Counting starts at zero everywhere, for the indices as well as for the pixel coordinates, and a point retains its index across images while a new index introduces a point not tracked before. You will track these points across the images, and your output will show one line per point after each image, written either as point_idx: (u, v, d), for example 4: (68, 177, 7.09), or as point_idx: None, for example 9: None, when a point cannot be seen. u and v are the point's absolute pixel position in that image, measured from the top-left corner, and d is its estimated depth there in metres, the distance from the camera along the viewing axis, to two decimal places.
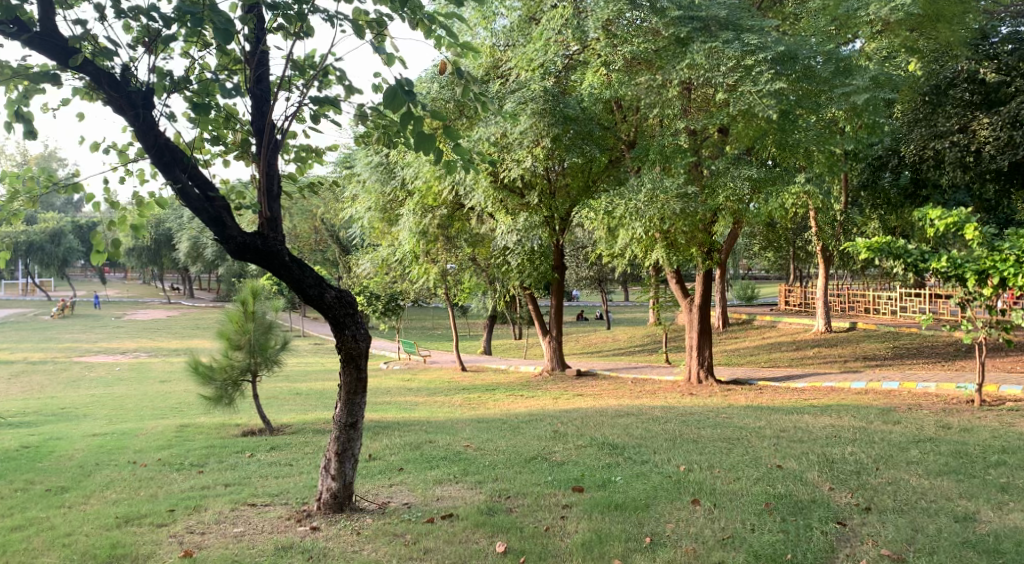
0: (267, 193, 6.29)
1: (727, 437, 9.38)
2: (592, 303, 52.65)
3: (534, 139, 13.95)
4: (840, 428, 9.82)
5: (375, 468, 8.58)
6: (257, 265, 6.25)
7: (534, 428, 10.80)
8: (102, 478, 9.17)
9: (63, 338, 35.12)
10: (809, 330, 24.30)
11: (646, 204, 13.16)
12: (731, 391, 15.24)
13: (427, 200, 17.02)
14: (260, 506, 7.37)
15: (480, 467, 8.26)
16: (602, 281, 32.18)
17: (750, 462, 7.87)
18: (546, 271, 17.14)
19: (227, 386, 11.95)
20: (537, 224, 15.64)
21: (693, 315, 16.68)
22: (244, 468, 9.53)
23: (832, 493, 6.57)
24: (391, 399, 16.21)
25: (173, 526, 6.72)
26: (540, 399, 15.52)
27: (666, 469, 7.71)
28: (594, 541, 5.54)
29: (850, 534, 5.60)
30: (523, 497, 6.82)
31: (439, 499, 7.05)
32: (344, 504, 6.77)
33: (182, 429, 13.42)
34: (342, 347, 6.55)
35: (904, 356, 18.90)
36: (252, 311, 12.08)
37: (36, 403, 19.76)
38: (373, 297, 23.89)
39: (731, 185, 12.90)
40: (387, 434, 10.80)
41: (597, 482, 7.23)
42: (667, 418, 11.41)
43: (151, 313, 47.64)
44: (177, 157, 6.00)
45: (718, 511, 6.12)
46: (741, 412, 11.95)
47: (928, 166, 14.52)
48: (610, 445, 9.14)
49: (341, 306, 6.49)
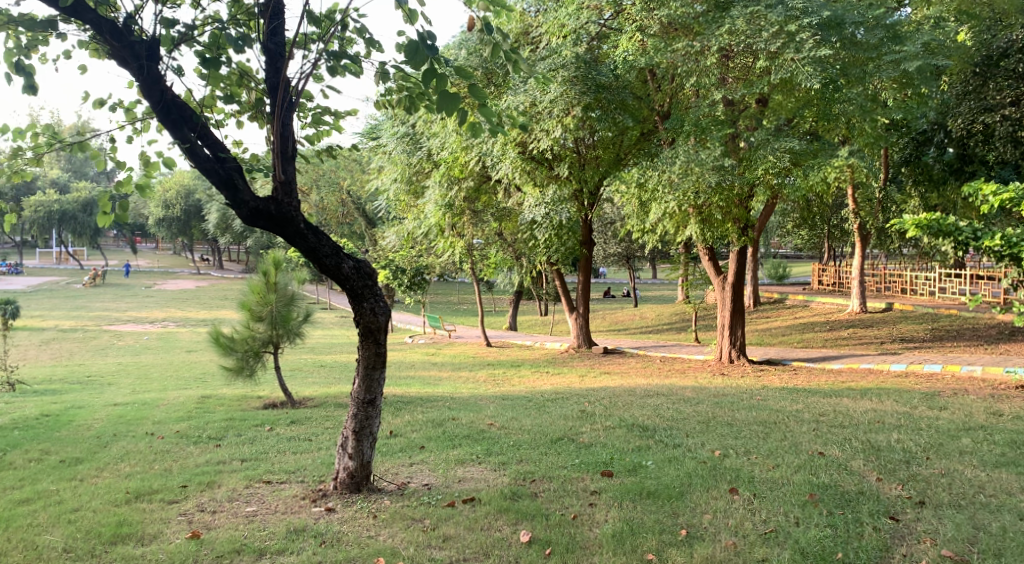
0: (281, 155, 5.94)
1: (763, 421, 8.97)
2: (619, 281, 52.14)
3: (565, 108, 13.46)
4: (883, 413, 9.38)
5: (394, 446, 8.27)
6: (270, 232, 5.91)
7: (560, 407, 10.46)
8: (118, 450, 8.93)
9: (92, 306, 35.31)
10: (843, 310, 23.71)
11: (680, 176, 12.74)
12: (764, 372, 14.81)
13: (454, 171, 16.56)
14: (275, 484, 7.09)
15: (504, 447, 7.92)
16: (630, 258, 31.67)
17: (790, 448, 7.49)
18: (574, 247, 16.70)
19: (248, 357, 11.70)
20: (566, 197, 15.20)
21: (725, 293, 16.19)
22: (263, 443, 9.26)
23: (880, 484, 6.16)
24: (415, 374, 15.96)
25: (184, 503, 6.43)
26: (565, 377, 15.16)
27: (700, 454, 7.32)
28: (626, 532, 5.17)
29: (904, 530, 5.18)
30: (550, 481, 6.47)
31: (461, 482, 6.71)
32: (362, 484, 6.46)
33: (203, 400, 13.25)
34: (361, 320, 6.21)
35: (943, 339, 18.32)
36: (274, 283, 11.74)
37: (62, 370, 19.75)
38: (399, 271, 23.58)
39: (770, 158, 12.37)
40: (411, 410, 10.51)
41: (627, 466, 6.87)
42: (699, 398, 11.05)
43: (180, 283, 47.84)
44: (185, 114, 5.66)
45: (758, 502, 5.73)
46: (776, 394, 11.52)
47: (976, 141, 13.87)
48: (640, 427, 8.77)
49: (359, 277, 6.15)
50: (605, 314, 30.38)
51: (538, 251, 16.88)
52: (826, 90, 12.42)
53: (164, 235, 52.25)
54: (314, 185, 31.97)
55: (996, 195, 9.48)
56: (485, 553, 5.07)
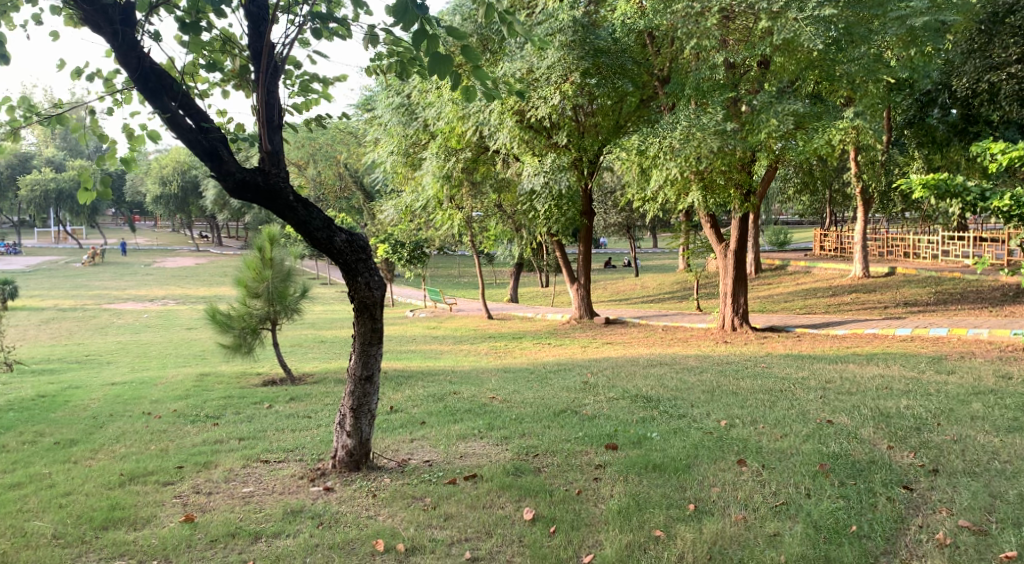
0: (266, 125, 5.73)
1: (770, 389, 8.82)
2: (619, 250, 52.03)
3: (563, 74, 13.29)
4: (890, 379, 9.22)
5: (395, 422, 8.11)
6: (257, 205, 5.71)
7: (563, 379, 10.31)
8: (114, 431, 8.79)
9: (92, 285, 35.12)
10: (845, 276, 23.53)
11: (682, 142, 12.51)
12: (767, 339, 14.67)
13: (451, 142, 16.31)
14: (273, 463, 6.95)
15: (507, 421, 7.76)
16: (631, 227, 31.43)
17: (798, 416, 7.33)
18: (573, 217, 16.44)
19: (246, 333, 11.53)
20: (565, 165, 14.90)
21: (727, 260, 16.00)
22: (261, 420, 9.12)
23: (891, 452, 6.00)
24: (416, 347, 15.82)
25: (179, 484, 6.28)
26: (568, 348, 15.02)
27: (706, 425, 7.17)
28: (633, 507, 5.01)
29: (919, 500, 5.02)
30: (553, 455, 6.32)
31: (462, 458, 6.56)
32: (362, 462, 6.32)
33: (202, 378, 13.12)
34: (355, 295, 6.02)
35: (947, 302, 18.17)
36: (270, 259, 11.52)
37: (61, 349, 19.61)
38: (398, 245, 23.38)
39: (773, 122, 12.15)
40: (411, 385, 10.35)
41: (631, 439, 6.71)
42: (703, 367, 10.91)
43: (180, 261, 47.68)
44: (164, 83, 5.45)
45: (767, 474, 5.56)
46: (781, 361, 11.38)
47: (981, 101, 13.60)
48: (644, 397, 8.61)
49: (352, 251, 5.95)
50: (606, 284, 30.21)
51: (538, 222, 16.64)
52: (831, 50, 12.21)
53: (162, 212, 51.98)
54: (310, 159, 31.85)
55: (1005, 153, 9.16)
56: (488, 532, 4.92)
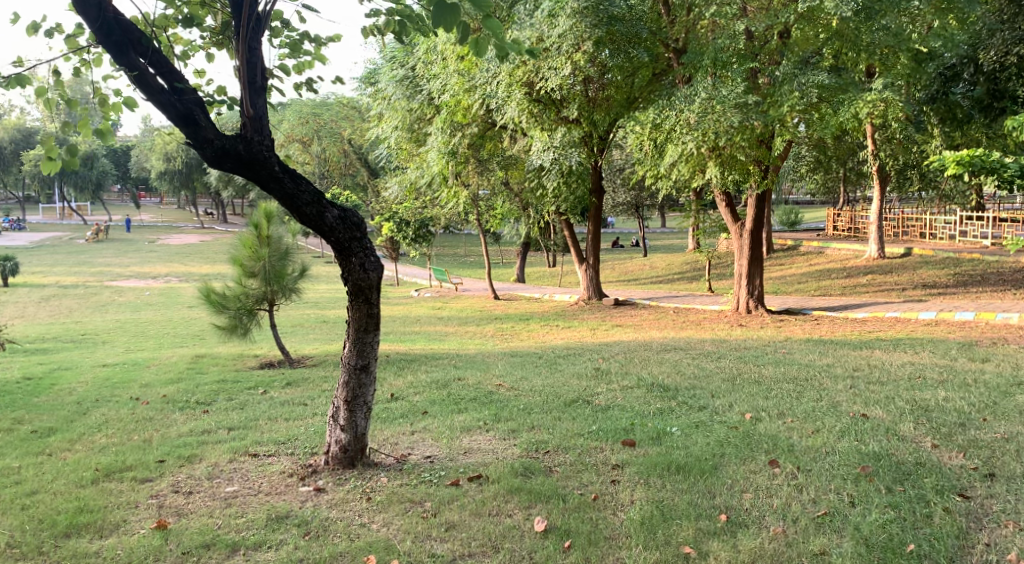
0: (248, 87, 5.20)
1: (795, 379, 8.25)
2: (627, 230, 51.34)
3: (575, 43, 12.83)
4: (922, 366, 8.64)
5: (395, 411, 7.59)
6: (239, 175, 5.17)
7: (573, 364, 9.77)
8: (97, 418, 8.29)
9: (95, 262, 34.66)
10: (860, 256, 22.88)
11: (699, 115, 11.94)
12: (784, 322, 14.08)
13: (456, 116, 15.62)
14: (262, 457, 6.42)
15: (514, 412, 7.21)
16: (640, 207, 30.82)
17: (828, 410, 6.76)
18: (582, 195, 15.81)
19: (242, 314, 11.00)
20: (575, 141, 14.36)
21: (743, 240, 15.39)
22: (254, 408, 8.61)
23: (937, 452, 5.43)
24: (419, 329, 15.29)
25: (157, 482, 5.79)
26: (576, 330, 14.50)
27: (729, 418, 6.63)
28: (657, 517, 4.50)
29: (978, 511, 4.49)
30: (566, 453, 5.80)
31: (467, 454, 6.03)
32: (356, 458, 5.80)
33: (197, 360, 12.61)
34: (349, 278, 5.48)
35: (967, 284, 17.54)
36: (267, 237, 10.96)
37: (59, 328, 19.17)
38: (403, 223, 22.84)
39: (797, 93, 11.55)
40: (412, 370, 9.81)
41: (650, 434, 6.18)
42: (721, 353, 10.35)
43: (185, 237, 47.24)
44: (131, 37, 4.95)
45: (803, 477, 5.03)
46: (802, 346, 10.82)
47: (1011, 74, 12.87)
48: (661, 386, 8.06)
49: (345, 228, 5.41)
50: (615, 264, 29.63)
51: (546, 200, 16.02)
52: (859, 19, 11.64)
53: (166, 188, 51.49)
54: (315, 136, 31.34)
55: None
56: (494, 546, 4.40)
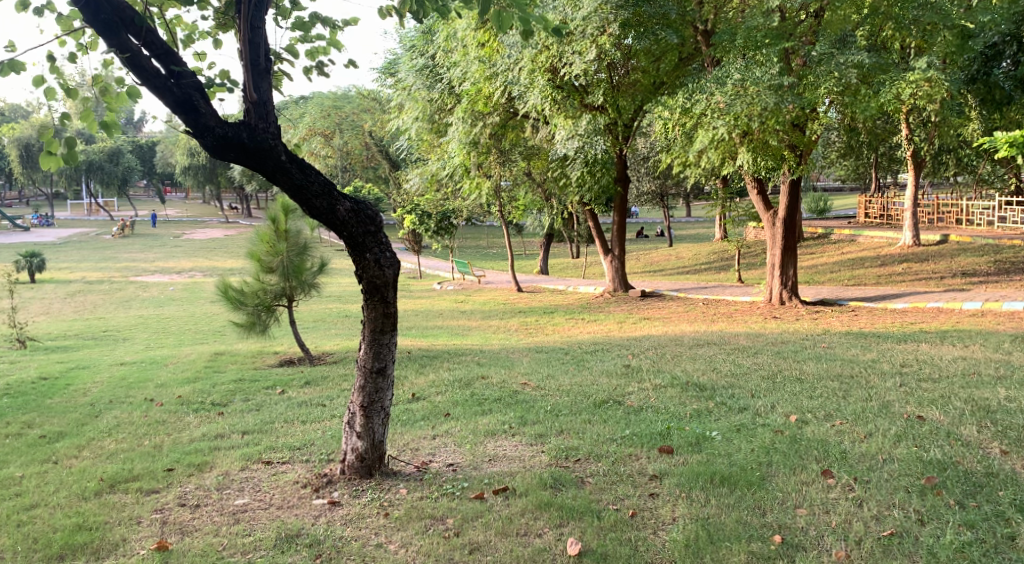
0: (251, 69, 4.84)
1: (839, 376, 7.77)
2: (652, 220, 50.73)
3: (600, 26, 12.45)
4: (974, 361, 8.11)
5: (416, 413, 7.21)
6: (242, 165, 4.83)
7: (601, 361, 9.33)
8: (109, 422, 7.97)
9: (121, 257, 34.62)
10: (894, 243, 22.22)
11: (731, 98, 11.45)
12: (820, 313, 13.54)
13: (478, 105, 15.15)
14: (276, 465, 6.07)
15: (542, 415, 6.80)
16: (665, 196, 30.28)
17: (879, 411, 6.29)
18: (608, 184, 15.35)
19: (260, 311, 10.66)
20: (600, 128, 13.88)
21: (776, 228, 14.84)
22: (270, 410, 8.25)
23: (1008, 460, 4.98)
24: (443, 323, 14.91)
25: (163, 494, 5.46)
26: (603, 324, 14.04)
27: (772, 421, 6.19)
28: (704, 539, 4.17)
29: None
30: (598, 461, 5.39)
31: (492, 462, 5.62)
32: (374, 467, 5.42)
33: (216, 357, 12.31)
34: (364, 274, 5.12)
35: (1008, 272, 16.91)
36: (284, 231, 10.58)
37: (81, 324, 18.99)
38: (424, 215, 22.47)
39: (835, 75, 11.10)
40: (435, 367, 9.44)
41: (689, 439, 5.76)
42: (757, 347, 9.87)
43: (208, 232, 47.22)
44: (122, 16, 4.61)
45: (861, 489, 4.61)
46: (842, 340, 10.30)
47: None
48: (697, 385, 7.62)
49: (358, 222, 5.05)
50: (639, 254, 29.12)
51: (570, 190, 15.58)
52: None
53: (190, 183, 51.55)
54: (337, 129, 31.08)
55: None
56: None
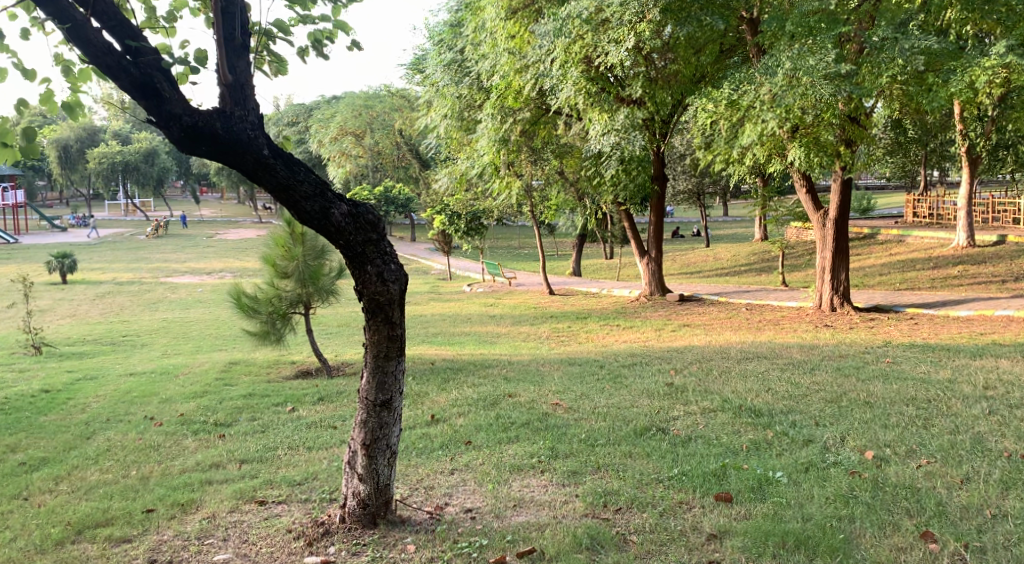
0: (225, 48, 4.26)
1: (915, 399, 6.81)
2: (689, 219, 49.43)
3: (639, 12, 11.52)
4: None
5: (434, 439, 6.39)
6: (217, 162, 4.16)
7: (641, 379, 8.41)
8: (99, 446, 7.25)
9: (152, 258, 34.25)
10: (946, 244, 21.00)
11: (783, 88, 10.51)
12: (876, 322, 12.51)
13: (507, 100, 14.36)
14: (269, 505, 5.29)
15: (576, 446, 5.92)
16: (702, 194, 29.18)
17: (974, 446, 5.37)
18: (644, 182, 14.46)
19: (274, 320, 9.89)
20: (639, 123, 12.96)
21: (827, 229, 13.81)
22: (275, 433, 7.45)
23: None
24: (471, 330, 14.09)
25: (135, 546, 4.73)
26: (641, 331, 13.14)
27: (846, 459, 5.28)
28: None
29: None
30: (642, 511, 4.58)
31: (517, 509, 4.79)
32: (378, 514, 4.60)
33: (230, 367, 11.58)
34: (364, 290, 4.35)
35: None
36: (300, 235, 9.72)
37: (102, 328, 18.38)
38: (454, 215, 21.68)
39: (899, 61, 10.18)
40: (459, 383, 8.61)
41: (752, 481, 4.90)
42: (814, 362, 8.88)
43: (241, 232, 46.85)
44: None
45: None
46: (908, 353, 9.31)
47: None
48: (751, 410, 6.70)
49: (357, 228, 4.29)
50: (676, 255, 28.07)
51: (603, 188, 14.69)
52: None
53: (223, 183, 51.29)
54: (367, 128, 30.37)
55: None
56: None
